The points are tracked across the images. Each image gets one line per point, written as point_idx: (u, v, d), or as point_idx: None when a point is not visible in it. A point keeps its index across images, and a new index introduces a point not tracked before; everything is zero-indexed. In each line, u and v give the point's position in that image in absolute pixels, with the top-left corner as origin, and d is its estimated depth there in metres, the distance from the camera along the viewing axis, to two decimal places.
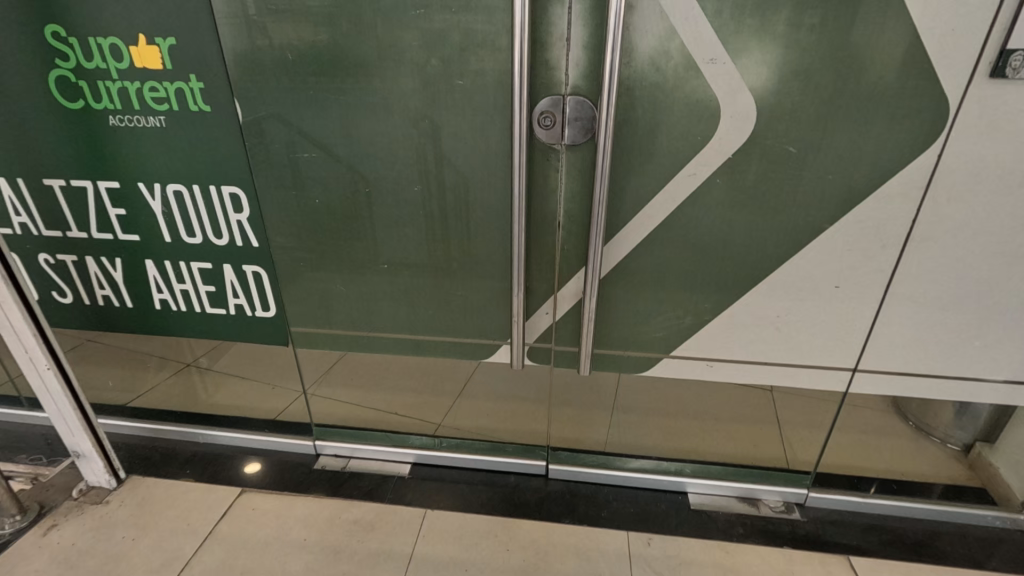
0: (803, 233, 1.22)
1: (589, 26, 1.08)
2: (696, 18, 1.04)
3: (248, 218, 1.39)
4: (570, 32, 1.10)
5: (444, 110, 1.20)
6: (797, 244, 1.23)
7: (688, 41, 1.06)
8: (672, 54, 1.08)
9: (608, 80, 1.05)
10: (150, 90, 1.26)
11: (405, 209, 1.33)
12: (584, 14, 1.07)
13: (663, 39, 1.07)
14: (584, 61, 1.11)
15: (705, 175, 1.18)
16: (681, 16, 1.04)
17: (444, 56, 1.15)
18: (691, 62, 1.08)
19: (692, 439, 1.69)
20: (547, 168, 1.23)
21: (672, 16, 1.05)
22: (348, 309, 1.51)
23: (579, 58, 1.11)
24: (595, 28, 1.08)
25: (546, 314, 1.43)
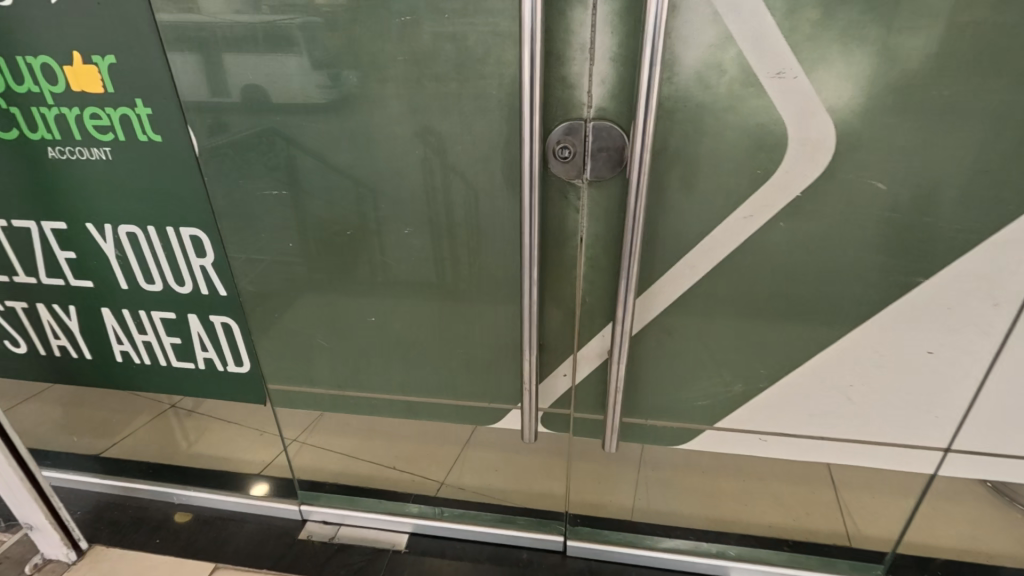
0: (887, 289, 0.97)
1: (617, 32, 0.85)
2: (760, 21, 0.80)
3: (213, 263, 1.19)
4: (594, 41, 0.86)
5: (437, 139, 0.99)
6: (879, 301, 0.98)
7: (749, 52, 0.82)
8: (727, 68, 0.84)
9: (644, 102, 0.81)
10: (91, 118, 1.06)
11: (395, 255, 1.12)
12: (612, 17, 0.84)
13: (714, 50, 0.83)
14: (612, 77, 0.88)
15: (766, 217, 0.94)
16: (740, 19, 0.80)
17: (436, 74, 0.93)
18: (752, 78, 0.84)
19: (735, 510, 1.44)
20: (564, 208, 1.00)
21: (728, 19, 0.81)
22: (332, 366, 1.29)
23: (605, 73, 0.88)
24: (625, 36, 0.85)
25: (563, 377, 1.19)
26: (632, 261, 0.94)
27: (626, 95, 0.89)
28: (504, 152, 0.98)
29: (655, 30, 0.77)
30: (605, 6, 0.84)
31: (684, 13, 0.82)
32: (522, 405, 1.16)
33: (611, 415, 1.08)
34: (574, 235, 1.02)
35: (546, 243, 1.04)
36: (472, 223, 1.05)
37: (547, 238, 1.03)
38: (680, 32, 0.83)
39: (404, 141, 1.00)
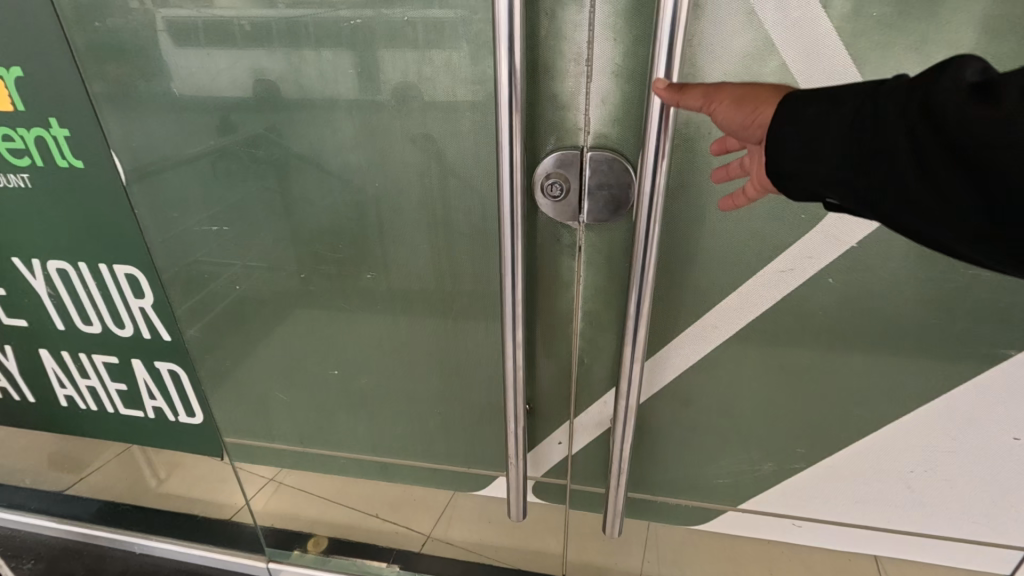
0: (960, 361, 0.77)
1: (621, 39, 0.66)
2: (809, 27, 0.61)
3: (153, 304, 1.03)
4: (591, 50, 0.67)
5: (405, 167, 0.83)
6: (949, 375, 0.78)
7: (796, 66, 0.63)
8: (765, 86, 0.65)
9: (655, 130, 0.62)
10: (5, 140, 0.91)
11: (360, 300, 0.97)
12: (614, 19, 0.65)
13: (749, 61, 0.64)
14: (614, 95, 0.69)
15: (810, 271, 0.74)
16: (784, 23, 0.61)
17: (398, 94, 0.77)
18: None
19: None
20: (556, 255, 0.82)
21: (770, 22, 0.62)
22: (294, 421, 1.13)
23: (606, 91, 0.69)
24: (632, 44, 0.66)
25: (558, 444, 1.02)
26: (639, 326, 0.75)
27: (631, 119, 0.70)
28: (480, 186, 0.82)
29: (672, 38, 0.58)
30: (605, 6, 0.65)
31: (711, 13, 0.62)
32: (508, 483, 0.98)
33: (612, 503, 0.89)
34: (569, 286, 0.84)
35: (533, 294, 0.86)
36: (448, 267, 0.90)
37: (534, 289, 0.85)
38: (705, 39, 0.64)
39: (363, 171, 0.85)
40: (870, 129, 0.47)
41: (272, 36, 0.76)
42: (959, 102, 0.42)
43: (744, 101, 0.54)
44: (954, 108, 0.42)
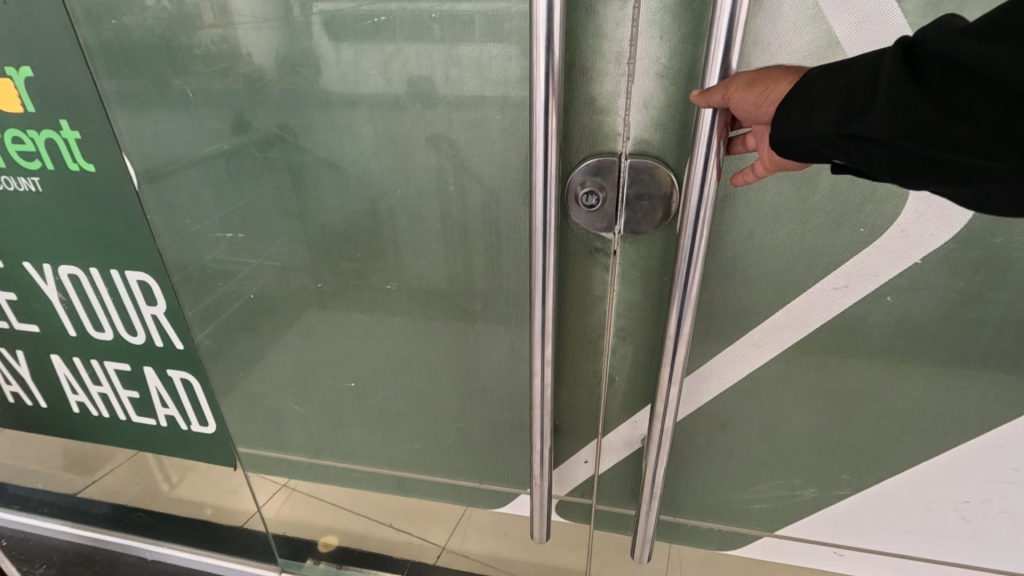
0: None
1: (669, 36, 0.61)
2: (877, 25, 0.56)
3: (165, 312, 1.00)
4: (634, 50, 0.62)
5: (428, 173, 0.78)
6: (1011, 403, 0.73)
7: None
8: None
9: (706, 140, 0.57)
10: (15, 142, 0.88)
11: (378, 310, 0.93)
12: (662, 14, 0.60)
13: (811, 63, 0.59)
14: (658, 97, 0.64)
15: (867, 287, 0.69)
16: (850, 19, 0.56)
17: (423, 96, 0.73)
18: None
19: None
20: (589, 267, 0.77)
21: (835, 18, 0.57)
22: (308, 432, 1.10)
23: (648, 94, 0.64)
24: (679, 42, 0.61)
25: (583, 463, 0.97)
26: (678, 346, 0.70)
27: (675, 124, 0.65)
28: (507, 195, 0.77)
29: (730, 38, 0.53)
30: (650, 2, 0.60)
31: (770, 10, 0.58)
32: (530, 501, 0.92)
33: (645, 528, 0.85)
34: (601, 301, 0.80)
35: (562, 308, 0.81)
36: (472, 279, 0.86)
37: (564, 303, 0.81)
38: (764, 38, 0.59)
39: (384, 178, 0.81)
40: (862, 76, 0.45)
41: (289, 35, 0.72)
42: (943, 34, 0.42)
43: (755, 82, 0.51)
44: (941, 39, 0.41)
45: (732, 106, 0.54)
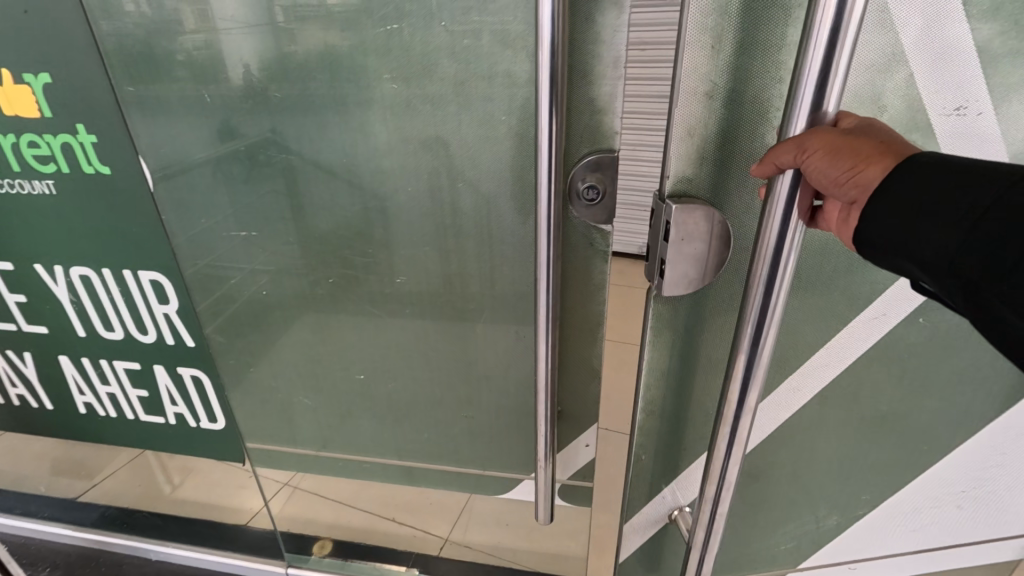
0: (997, 365, 0.77)
1: (718, 55, 0.60)
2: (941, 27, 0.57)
3: (177, 310, 1.04)
4: (677, 78, 0.61)
5: (434, 172, 0.83)
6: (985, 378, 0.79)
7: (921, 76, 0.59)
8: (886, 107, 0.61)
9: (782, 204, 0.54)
10: (30, 146, 0.91)
11: (385, 304, 0.96)
12: (711, 31, 0.59)
13: (874, 75, 0.59)
14: (705, 120, 0.63)
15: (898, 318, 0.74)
16: (919, 25, 0.56)
17: (431, 98, 0.77)
18: (916, 121, 0.61)
19: None
20: (590, 258, 0.82)
21: (902, 25, 0.57)
22: (317, 425, 1.13)
23: (688, 119, 0.63)
24: (720, 69, 0.61)
25: (585, 446, 1.02)
26: (746, 419, 0.65)
27: (711, 147, 0.65)
28: (512, 189, 0.81)
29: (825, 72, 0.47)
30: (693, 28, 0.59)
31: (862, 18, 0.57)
32: (535, 481, 0.96)
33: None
34: (602, 290, 0.85)
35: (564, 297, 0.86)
36: (477, 272, 0.90)
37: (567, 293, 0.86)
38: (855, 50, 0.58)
39: (394, 177, 0.84)
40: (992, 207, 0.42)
41: (307, 43, 0.76)
42: None
43: (847, 156, 0.48)
44: None
45: (809, 173, 0.51)
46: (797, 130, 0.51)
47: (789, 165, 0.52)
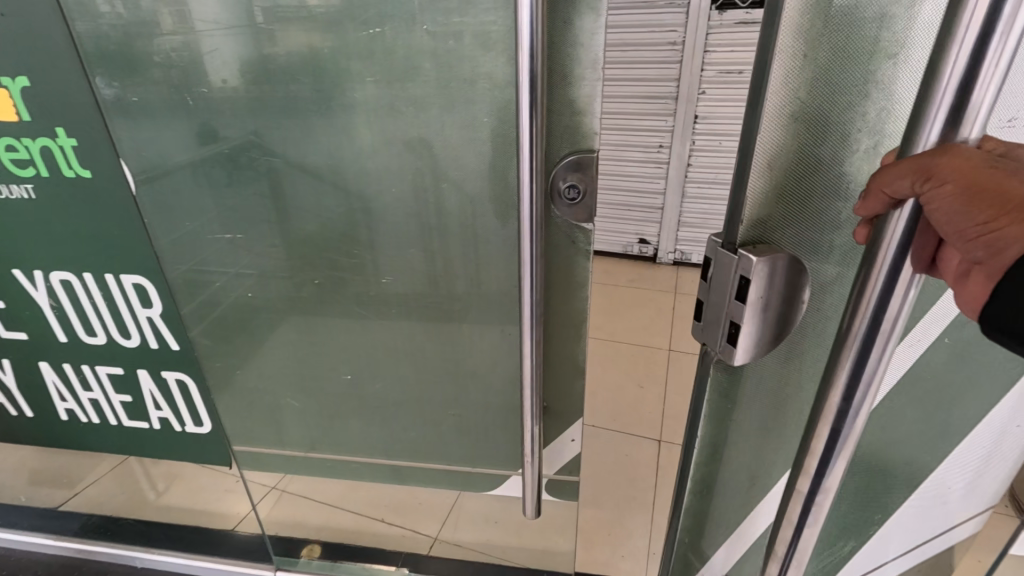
0: (1014, 383, 0.74)
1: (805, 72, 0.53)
2: None
3: (161, 314, 1.03)
4: (758, 104, 0.54)
5: (418, 173, 0.84)
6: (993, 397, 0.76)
7: None
8: None
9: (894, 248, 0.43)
10: (8, 150, 0.90)
11: (372, 304, 0.97)
12: (798, 46, 0.52)
13: None
14: (789, 148, 0.56)
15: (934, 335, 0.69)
16: None
17: (415, 101, 0.78)
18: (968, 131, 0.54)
19: None
20: (572, 255, 0.84)
21: None
22: (304, 427, 1.13)
23: (769, 151, 0.56)
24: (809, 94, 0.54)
25: (571, 441, 1.04)
26: (824, 501, 0.54)
27: (787, 182, 0.58)
28: (497, 189, 0.83)
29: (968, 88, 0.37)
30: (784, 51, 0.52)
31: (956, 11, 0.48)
32: (522, 476, 0.98)
33: None
34: (585, 286, 0.87)
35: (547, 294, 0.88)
36: (462, 272, 0.91)
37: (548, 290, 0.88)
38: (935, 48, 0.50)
39: (379, 177, 0.85)
40: None
41: (290, 45, 0.76)
42: None
43: (984, 194, 0.39)
44: None
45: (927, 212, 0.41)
46: (933, 147, 0.40)
47: (905, 194, 0.42)
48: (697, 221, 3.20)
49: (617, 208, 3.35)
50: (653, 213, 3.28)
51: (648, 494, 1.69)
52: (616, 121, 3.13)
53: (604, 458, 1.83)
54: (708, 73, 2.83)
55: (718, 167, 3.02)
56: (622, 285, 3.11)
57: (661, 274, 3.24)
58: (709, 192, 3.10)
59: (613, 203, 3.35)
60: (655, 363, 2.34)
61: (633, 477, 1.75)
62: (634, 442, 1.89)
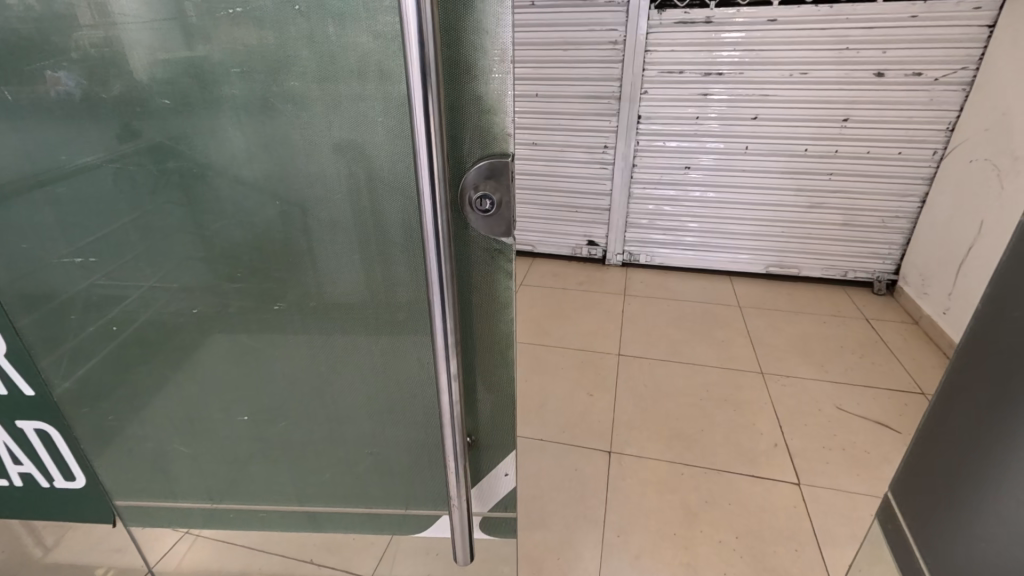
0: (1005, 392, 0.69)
1: None
2: None
3: (5, 354, 0.86)
4: None
5: (302, 181, 0.71)
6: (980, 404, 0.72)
7: None
8: None
9: None
10: None
11: (263, 336, 0.83)
12: None
13: None
14: None
15: None
16: None
17: (290, 100, 0.66)
18: None
19: (682, 557, 1.47)
20: (491, 271, 0.74)
21: None
22: (198, 477, 0.98)
23: None
24: None
25: (504, 476, 0.94)
26: None
27: None
28: (396, 200, 0.71)
29: None
30: None
31: None
32: (450, 517, 0.87)
33: None
34: (509, 307, 0.77)
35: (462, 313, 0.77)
36: (363, 297, 0.79)
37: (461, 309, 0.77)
38: None
39: (261, 187, 0.72)
40: None
41: (208, 46, 0.63)
42: None
43: None
44: None
45: None
46: None
47: None
48: (644, 222, 3.18)
49: (565, 210, 3.30)
50: (600, 215, 3.24)
51: (598, 511, 1.61)
52: (560, 122, 3.07)
53: (553, 476, 1.75)
54: (650, 73, 2.81)
55: (663, 167, 3.01)
56: (572, 289, 3.05)
57: (610, 277, 3.21)
58: (655, 192, 3.09)
59: (560, 205, 3.29)
60: (604, 369, 2.29)
61: (583, 493, 1.68)
62: (584, 456, 1.82)
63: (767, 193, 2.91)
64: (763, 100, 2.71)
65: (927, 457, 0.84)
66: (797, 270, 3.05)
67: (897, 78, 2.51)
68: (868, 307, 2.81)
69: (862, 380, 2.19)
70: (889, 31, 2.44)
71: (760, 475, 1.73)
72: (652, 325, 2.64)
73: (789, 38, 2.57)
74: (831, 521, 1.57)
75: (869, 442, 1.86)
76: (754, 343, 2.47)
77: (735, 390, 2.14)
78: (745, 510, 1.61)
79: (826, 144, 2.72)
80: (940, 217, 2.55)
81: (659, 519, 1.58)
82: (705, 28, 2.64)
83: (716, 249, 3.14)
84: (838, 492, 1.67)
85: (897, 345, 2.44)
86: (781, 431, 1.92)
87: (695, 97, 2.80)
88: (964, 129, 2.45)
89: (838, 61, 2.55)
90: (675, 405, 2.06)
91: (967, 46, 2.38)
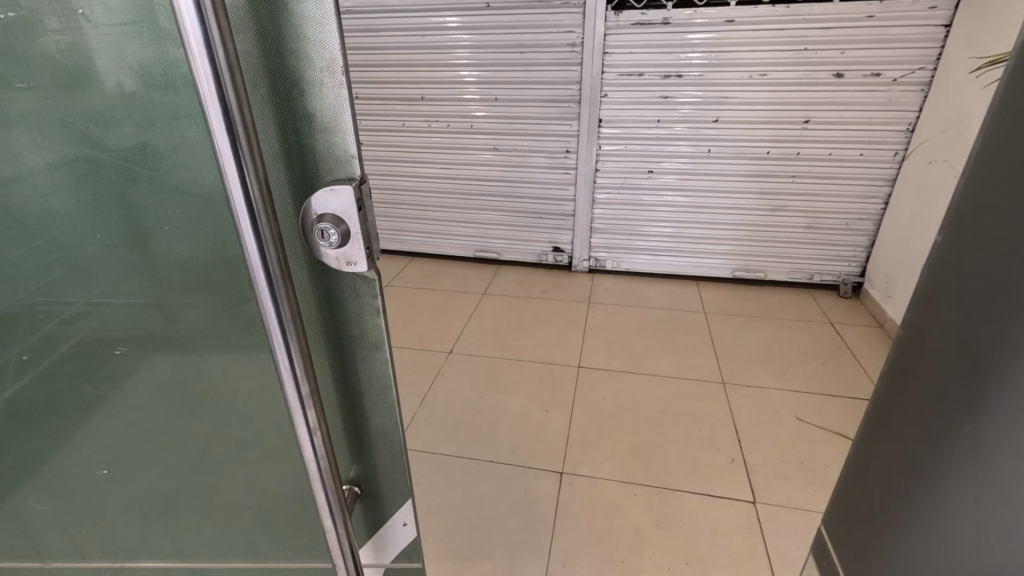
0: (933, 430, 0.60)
1: None
2: None
3: None
4: None
5: (121, 212, 0.61)
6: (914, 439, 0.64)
7: None
8: None
9: None
10: None
11: (109, 381, 0.73)
12: None
13: None
14: None
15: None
16: None
17: (90, 119, 0.56)
18: None
19: None
20: (356, 308, 0.65)
21: None
22: (64, 534, 0.89)
23: None
24: None
25: (403, 526, 0.85)
26: None
27: None
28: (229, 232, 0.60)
29: None
30: None
31: None
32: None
33: None
34: (381, 347, 0.68)
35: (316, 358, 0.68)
36: (215, 340, 0.69)
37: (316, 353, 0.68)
38: None
39: (79, 220, 0.62)
40: None
41: None
42: None
43: None
44: None
45: None
46: None
47: None
48: (610, 227, 3.12)
49: (529, 216, 3.22)
50: (565, 221, 3.17)
51: (545, 539, 1.53)
52: (521, 126, 2.99)
53: (500, 499, 1.67)
54: (610, 76, 2.75)
55: (626, 171, 2.95)
56: (535, 298, 2.97)
57: (576, 283, 3.14)
58: (619, 197, 3.02)
59: (524, 211, 3.21)
60: (562, 383, 2.21)
61: (530, 519, 1.60)
62: (534, 478, 1.74)
63: (731, 197, 2.86)
64: (725, 101, 2.66)
65: (856, 490, 0.77)
66: (764, 273, 3.00)
67: (856, 78, 2.47)
68: (834, 310, 2.77)
69: (824, 388, 2.13)
70: (847, 31, 2.40)
71: (715, 494, 1.67)
72: (614, 333, 2.58)
73: (747, 39, 2.51)
74: (786, 542, 1.50)
75: (828, 455, 1.80)
76: (717, 351, 2.41)
77: (695, 403, 2.07)
78: (698, 534, 1.54)
79: (787, 146, 2.68)
80: (902, 219, 2.51)
81: (608, 545, 1.51)
82: (663, 29, 2.58)
83: (683, 254, 3.08)
84: (793, 510, 1.61)
85: (861, 351, 2.39)
86: (738, 445, 1.85)
87: (655, 100, 2.74)
88: (923, 131, 2.41)
89: (798, 62, 2.50)
90: (633, 419, 1.99)
91: (925, 45, 2.34)
